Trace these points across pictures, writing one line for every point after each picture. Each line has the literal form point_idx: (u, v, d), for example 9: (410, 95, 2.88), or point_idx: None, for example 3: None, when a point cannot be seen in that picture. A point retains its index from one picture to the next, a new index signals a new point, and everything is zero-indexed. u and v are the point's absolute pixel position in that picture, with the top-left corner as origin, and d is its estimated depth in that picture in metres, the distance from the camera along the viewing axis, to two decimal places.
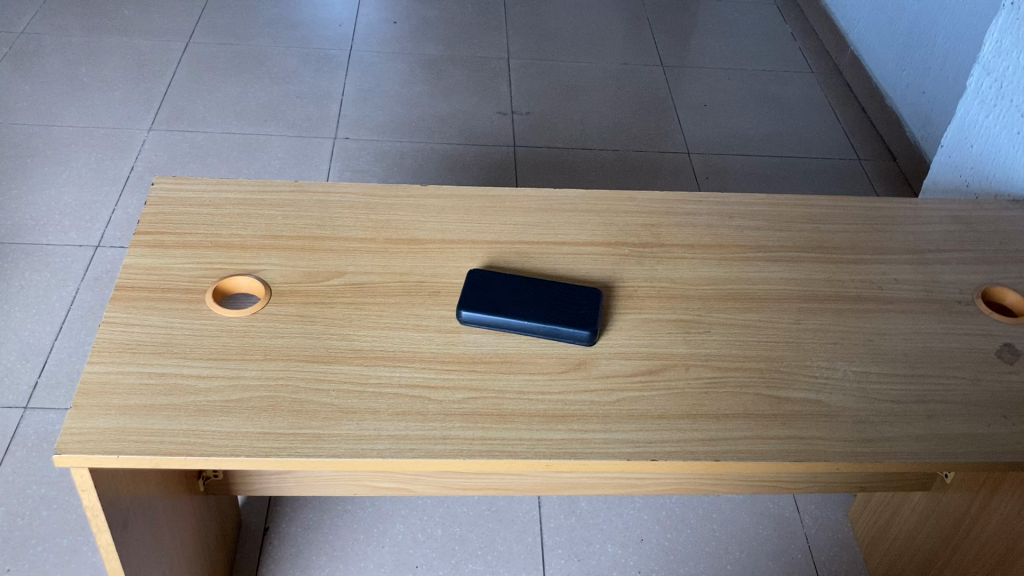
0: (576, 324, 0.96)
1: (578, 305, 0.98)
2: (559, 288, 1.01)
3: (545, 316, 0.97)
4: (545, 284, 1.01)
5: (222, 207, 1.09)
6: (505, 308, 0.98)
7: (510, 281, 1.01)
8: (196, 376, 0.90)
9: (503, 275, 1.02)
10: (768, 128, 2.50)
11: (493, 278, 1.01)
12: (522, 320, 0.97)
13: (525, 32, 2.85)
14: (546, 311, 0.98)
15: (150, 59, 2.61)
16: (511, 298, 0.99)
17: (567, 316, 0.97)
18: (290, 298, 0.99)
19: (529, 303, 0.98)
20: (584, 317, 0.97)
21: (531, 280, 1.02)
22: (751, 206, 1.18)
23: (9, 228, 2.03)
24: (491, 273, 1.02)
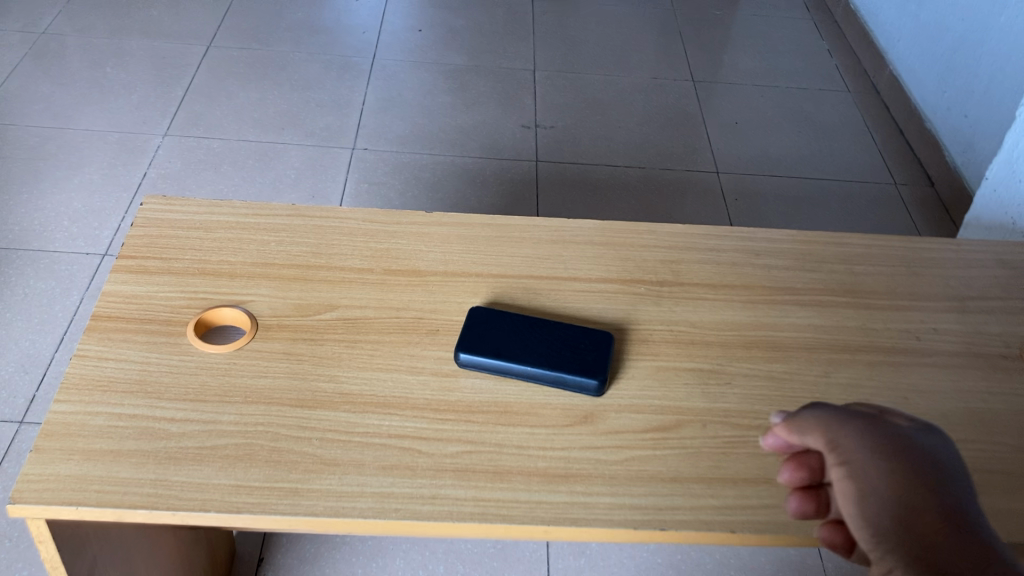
0: (581, 371, 0.88)
1: (585, 351, 0.90)
2: (566, 330, 0.93)
3: (550, 362, 0.89)
4: (550, 325, 0.93)
5: (212, 230, 1.02)
6: (505, 351, 0.90)
7: (514, 321, 0.93)
8: (169, 419, 0.83)
9: (506, 314, 0.94)
10: (802, 148, 2.41)
11: (495, 318, 0.93)
12: (524, 364, 0.89)
13: (552, 43, 2.78)
14: (550, 356, 0.90)
15: (170, 63, 2.56)
16: (513, 340, 0.91)
17: (573, 362, 0.89)
18: (277, 334, 0.92)
19: (533, 347, 0.91)
20: (591, 364, 0.89)
21: (537, 321, 0.94)
22: (780, 244, 1.09)
23: (16, 234, 1.98)
24: (495, 312, 0.94)
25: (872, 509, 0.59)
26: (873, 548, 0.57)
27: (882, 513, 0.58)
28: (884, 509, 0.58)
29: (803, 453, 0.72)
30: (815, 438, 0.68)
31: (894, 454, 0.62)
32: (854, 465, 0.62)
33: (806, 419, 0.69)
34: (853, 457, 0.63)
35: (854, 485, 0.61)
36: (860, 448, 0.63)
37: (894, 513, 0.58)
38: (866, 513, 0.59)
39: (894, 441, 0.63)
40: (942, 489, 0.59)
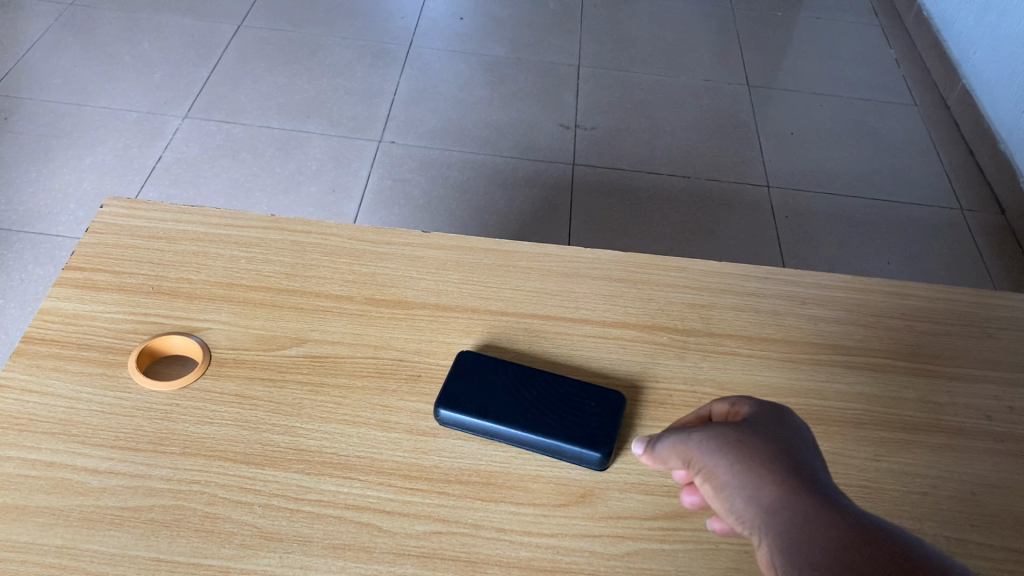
0: (584, 442, 0.74)
1: (591, 415, 0.76)
2: (571, 386, 0.78)
3: (546, 426, 0.75)
4: (553, 379, 0.79)
5: (175, 242, 0.90)
6: (496, 410, 0.76)
7: (511, 372, 0.79)
8: (90, 470, 0.70)
9: (502, 362, 0.80)
10: (861, 165, 2.23)
11: (488, 367, 0.79)
12: (517, 429, 0.75)
13: (600, 38, 2.62)
14: (548, 420, 0.76)
15: (199, 41, 2.45)
16: (506, 397, 0.77)
17: (575, 430, 0.75)
18: (233, 371, 0.79)
19: (529, 407, 0.77)
20: (596, 433, 0.75)
21: (538, 372, 0.80)
22: (830, 289, 0.94)
23: (20, 214, 1.89)
24: (489, 359, 0.80)
25: (740, 499, 0.56)
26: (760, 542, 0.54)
27: (755, 508, 0.55)
28: (749, 497, 0.55)
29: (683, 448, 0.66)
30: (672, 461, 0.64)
31: (749, 439, 0.59)
32: (710, 467, 0.59)
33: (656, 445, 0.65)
34: (707, 456, 0.59)
35: (717, 483, 0.58)
36: (705, 450, 0.60)
37: (767, 497, 0.54)
38: (735, 505, 0.56)
39: (748, 428, 0.60)
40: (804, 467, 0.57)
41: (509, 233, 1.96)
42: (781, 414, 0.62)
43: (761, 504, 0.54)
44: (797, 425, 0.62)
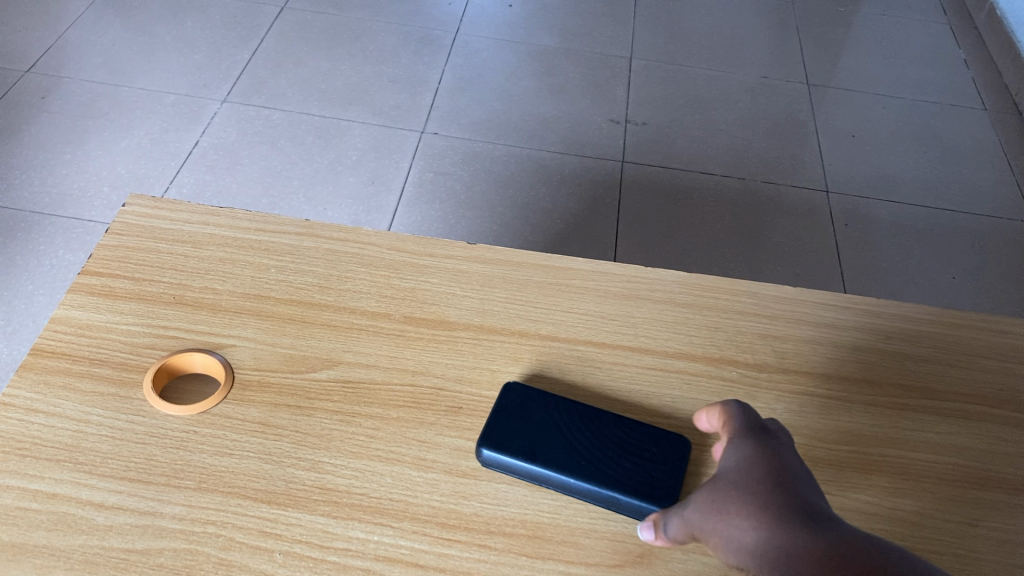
0: (648, 497, 0.66)
1: (656, 466, 0.68)
2: (632, 430, 0.70)
3: (601, 474, 0.67)
4: (611, 421, 0.71)
5: (201, 247, 0.83)
6: (547, 454, 0.68)
7: (564, 412, 0.71)
8: (95, 505, 0.64)
9: (554, 399, 0.72)
10: (927, 171, 2.11)
11: (537, 404, 0.71)
12: (571, 477, 0.67)
13: (653, 30, 2.51)
14: (606, 469, 0.67)
15: (241, 22, 2.38)
16: (559, 438, 0.69)
17: (637, 483, 0.66)
18: (256, 394, 0.72)
19: (585, 452, 0.68)
20: (661, 488, 0.66)
21: (594, 412, 0.71)
22: (917, 323, 0.85)
23: (52, 197, 1.84)
24: (538, 394, 0.72)
25: (730, 550, 0.55)
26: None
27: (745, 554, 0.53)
28: (737, 545, 0.54)
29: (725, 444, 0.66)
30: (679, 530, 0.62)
31: (730, 486, 0.58)
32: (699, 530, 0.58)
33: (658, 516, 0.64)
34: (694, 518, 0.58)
35: (710, 543, 0.57)
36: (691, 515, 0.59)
37: (753, 539, 0.53)
38: (728, 558, 0.55)
39: (731, 472, 0.60)
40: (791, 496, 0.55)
41: (553, 233, 1.87)
42: (764, 445, 0.62)
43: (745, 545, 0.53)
44: (781, 453, 0.61)
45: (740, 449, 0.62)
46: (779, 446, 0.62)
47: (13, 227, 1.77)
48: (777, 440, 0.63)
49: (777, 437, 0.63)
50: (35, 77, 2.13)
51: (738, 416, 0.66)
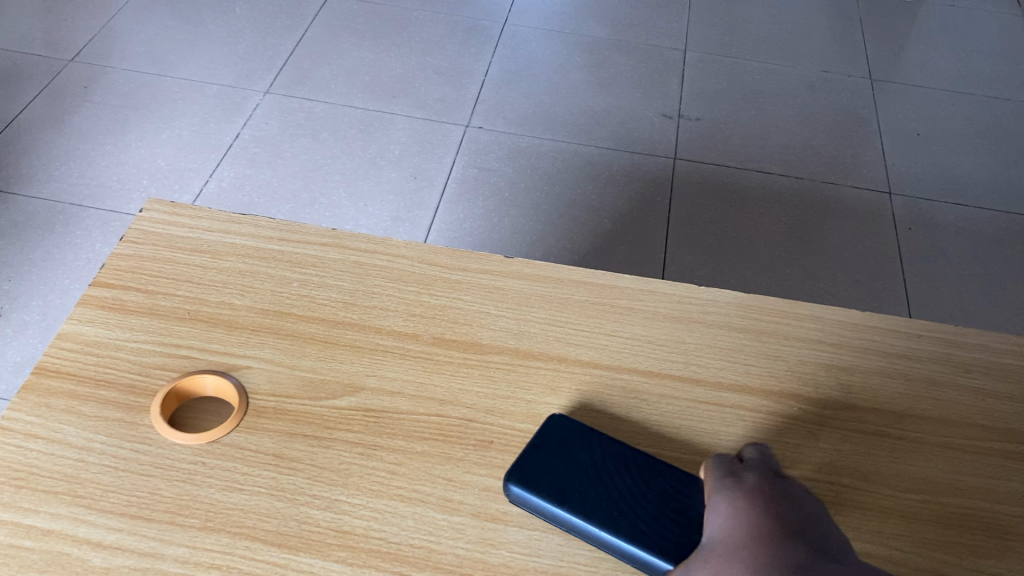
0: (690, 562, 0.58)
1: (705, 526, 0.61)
2: (682, 483, 0.63)
3: (635, 532, 0.60)
4: (660, 469, 0.64)
5: (220, 258, 0.78)
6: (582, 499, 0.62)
7: (610, 455, 0.65)
8: (93, 544, 0.59)
9: (601, 439, 0.66)
10: (998, 172, 1.99)
11: (581, 442, 0.65)
12: (604, 531, 0.60)
13: (708, 21, 2.42)
14: (646, 525, 0.60)
15: (286, 12, 2.34)
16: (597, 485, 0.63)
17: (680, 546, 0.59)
18: (271, 423, 0.66)
19: (624, 504, 0.62)
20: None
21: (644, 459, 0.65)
22: (1000, 356, 0.76)
23: (92, 189, 1.82)
24: (585, 431, 0.66)
25: None
26: None
27: None
28: None
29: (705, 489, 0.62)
30: None
31: (720, 547, 0.55)
32: None
33: None
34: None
35: None
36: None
37: None
38: None
39: (718, 532, 0.57)
40: (781, 546, 0.52)
41: (601, 233, 1.80)
42: (743, 490, 0.59)
43: None
44: (761, 494, 0.58)
45: (720, 500, 0.59)
46: (759, 486, 0.59)
47: (51, 220, 1.74)
48: (755, 478, 0.60)
49: (755, 476, 0.60)
50: (78, 67, 2.11)
51: (715, 464, 0.63)
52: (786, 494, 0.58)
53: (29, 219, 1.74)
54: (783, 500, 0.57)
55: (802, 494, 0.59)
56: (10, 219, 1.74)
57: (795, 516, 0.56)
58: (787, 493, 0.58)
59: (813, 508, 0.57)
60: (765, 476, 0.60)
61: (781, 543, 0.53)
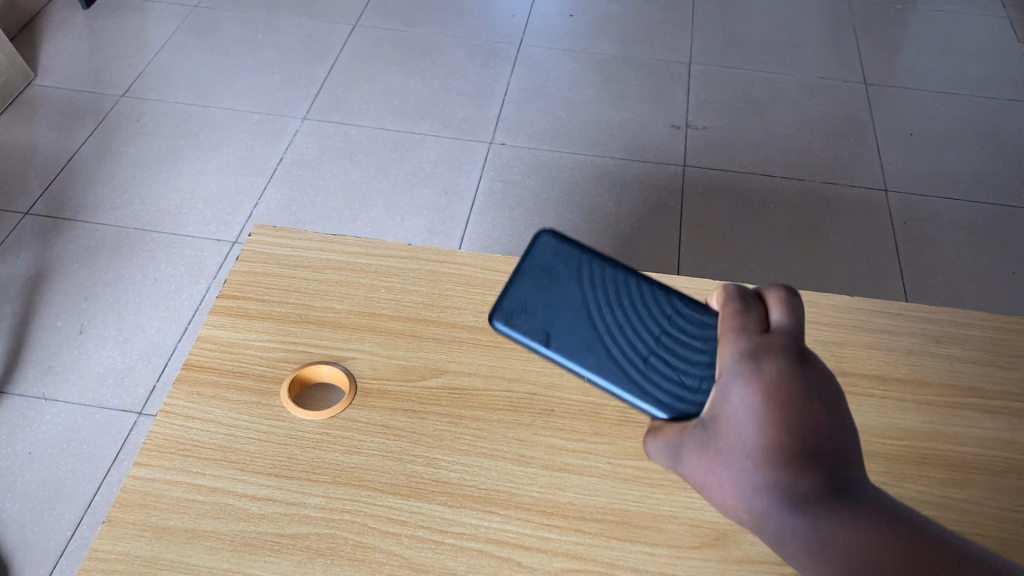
0: (668, 402, 0.61)
1: (692, 363, 0.63)
2: (672, 318, 0.67)
3: (604, 360, 0.66)
4: (652, 299, 0.69)
5: (319, 271, 0.95)
6: (560, 334, 0.67)
7: (599, 285, 0.70)
8: (250, 496, 0.75)
9: (587, 267, 0.71)
10: (985, 168, 2.15)
11: (564, 274, 0.70)
12: (568, 360, 0.66)
13: (712, 35, 2.57)
14: (616, 353, 0.66)
15: (316, 41, 2.45)
16: (582, 318, 0.68)
17: (664, 386, 0.62)
18: (376, 401, 0.83)
19: (599, 331, 0.67)
20: (689, 391, 0.61)
21: (635, 291, 0.69)
22: (966, 327, 0.92)
23: (151, 215, 1.92)
24: (571, 258, 0.71)
25: (748, 512, 0.46)
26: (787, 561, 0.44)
27: (773, 527, 0.45)
28: (757, 511, 0.46)
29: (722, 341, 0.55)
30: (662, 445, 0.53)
31: (740, 433, 0.48)
32: (709, 478, 0.49)
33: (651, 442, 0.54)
34: (703, 465, 0.49)
35: (717, 492, 0.48)
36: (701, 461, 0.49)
37: (784, 513, 0.44)
38: (746, 519, 0.46)
39: (737, 411, 0.49)
40: (799, 472, 0.45)
41: (619, 237, 1.96)
42: (763, 378, 0.50)
43: (773, 521, 0.45)
44: (785, 388, 0.49)
45: (744, 371, 0.51)
46: (783, 373, 0.50)
47: (118, 244, 1.84)
48: (779, 363, 0.51)
49: (780, 359, 0.51)
50: (129, 101, 2.22)
51: (737, 334, 0.54)
52: (815, 391, 0.49)
53: (99, 244, 1.84)
54: (808, 399, 0.49)
55: (831, 388, 0.50)
56: (81, 244, 1.84)
57: (821, 426, 0.47)
58: (816, 389, 0.49)
59: (842, 412, 0.49)
60: (791, 359, 0.51)
61: (800, 466, 0.45)
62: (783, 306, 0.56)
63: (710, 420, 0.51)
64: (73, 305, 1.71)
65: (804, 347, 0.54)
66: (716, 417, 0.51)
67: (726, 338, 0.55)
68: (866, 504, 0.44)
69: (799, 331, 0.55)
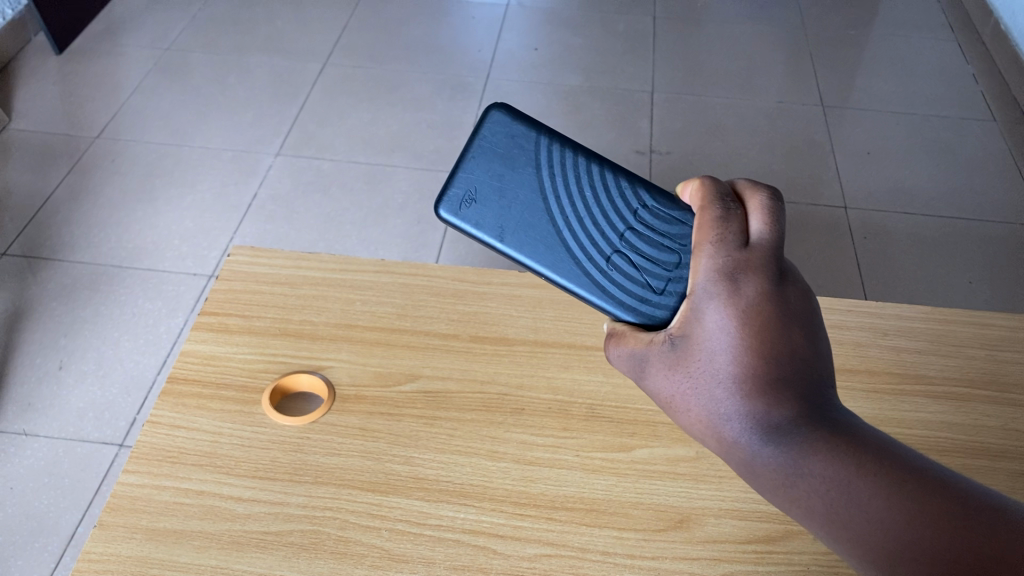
0: (629, 303, 0.65)
1: (648, 259, 0.67)
2: (637, 214, 0.70)
3: (556, 257, 0.69)
4: (611, 190, 0.71)
5: (297, 287, 0.99)
6: (521, 226, 0.70)
7: (559, 176, 0.71)
8: (235, 498, 0.78)
9: (547, 155, 0.72)
10: (939, 183, 2.22)
11: (524, 162, 0.72)
12: (522, 257, 0.69)
13: (673, 64, 2.65)
14: (570, 248, 0.69)
15: (287, 80, 2.50)
16: (542, 210, 0.70)
17: (627, 287, 0.66)
18: (355, 406, 0.87)
19: (554, 224, 0.70)
20: (652, 292, 0.65)
21: (597, 181, 0.71)
22: (911, 321, 0.98)
23: (129, 251, 1.92)
24: (528, 143, 0.73)
25: (723, 438, 0.52)
26: (758, 485, 0.51)
27: (747, 459, 0.51)
28: (732, 441, 0.51)
29: (696, 250, 0.56)
30: (635, 355, 0.59)
31: (714, 359, 0.52)
32: (684, 399, 0.54)
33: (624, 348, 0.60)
34: (679, 387, 0.54)
35: (693, 412, 0.53)
36: (676, 382, 0.54)
37: (758, 450, 0.50)
38: (720, 444, 0.52)
39: (712, 335, 0.53)
40: (772, 407, 0.50)
41: None
42: (742, 302, 0.52)
43: (746, 454, 0.51)
44: (763, 315, 0.52)
45: (720, 293, 0.53)
46: (761, 297, 0.52)
47: (96, 280, 1.85)
48: (758, 283, 0.53)
49: (759, 280, 0.53)
50: (104, 143, 2.24)
51: (716, 245, 0.55)
52: (790, 313, 0.52)
53: (76, 281, 1.84)
54: (784, 324, 0.52)
55: (804, 307, 0.53)
56: (58, 283, 1.84)
57: (796, 354, 0.51)
58: (792, 312, 0.52)
59: (813, 328, 0.53)
60: (768, 277, 0.53)
61: (772, 399, 0.50)
62: (762, 216, 0.56)
63: (685, 335, 0.55)
64: (52, 342, 1.71)
65: (781, 257, 0.55)
66: (692, 337, 0.54)
67: (701, 250, 0.56)
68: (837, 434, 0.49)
69: (777, 238, 0.56)
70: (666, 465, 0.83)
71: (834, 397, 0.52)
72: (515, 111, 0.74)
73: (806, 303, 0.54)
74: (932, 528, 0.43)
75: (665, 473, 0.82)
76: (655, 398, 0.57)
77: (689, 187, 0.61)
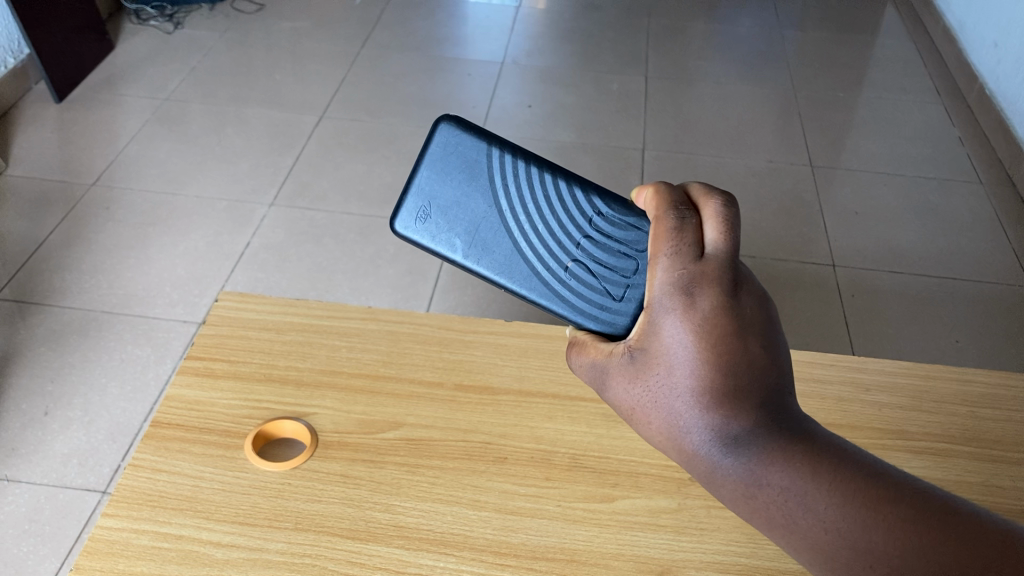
0: (587, 312, 0.67)
1: (603, 267, 0.68)
2: (591, 222, 0.70)
3: (512, 270, 0.71)
4: (564, 196, 0.71)
5: (282, 332, 1.00)
6: (479, 238, 0.72)
7: (512, 188, 0.71)
8: (214, 543, 0.78)
9: (500, 165, 0.72)
10: (926, 243, 2.25)
11: (477, 173, 0.72)
12: (480, 270, 0.72)
13: (664, 122, 2.69)
14: (527, 260, 0.71)
15: (283, 132, 2.53)
16: (498, 223, 0.72)
17: (585, 296, 0.68)
18: (336, 452, 0.87)
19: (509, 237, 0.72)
20: (610, 299, 0.66)
21: (552, 189, 0.71)
22: (895, 377, 0.99)
23: (119, 297, 1.93)
24: (479, 154, 0.72)
25: (685, 450, 0.52)
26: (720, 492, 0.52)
27: (708, 472, 0.51)
28: (694, 454, 0.52)
29: (654, 262, 0.55)
30: (598, 367, 0.59)
31: (674, 373, 0.52)
32: (646, 411, 0.54)
33: (590, 361, 0.60)
34: (641, 401, 0.55)
35: (654, 423, 0.54)
36: (639, 397, 0.55)
37: (719, 465, 0.50)
38: (682, 453, 0.53)
39: (672, 349, 0.53)
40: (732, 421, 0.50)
41: None
42: (698, 316, 0.52)
43: (706, 464, 0.51)
44: (719, 328, 0.51)
45: (678, 308, 0.53)
46: (716, 310, 0.52)
47: (85, 327, 1.84)
48: (713, 294, 0.52)
49: (715, 293, 0.52)
50: (100, 190, 2.25)
51: (671, 257, 0.54)
52: (747, 324, 0.52)
53: (66, 327, 1.84)
54: (741, 334, 0.51)
55: (761, 316, 0.53)
56: (47, 327, 1.84)
57: (754, 365, 0.51)
58: (748, 321, 0.52)
59: (769, 335, 0.53)
60: (723, 288, 0.53)
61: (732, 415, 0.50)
62: (717, 224, 0.55)
63: (643, 348, 0.55)
64: (39, 387, 1.70)
65: (738, 266, 0.54)
66: (651, 351, 0.54)
67: (661, 261, 0.55)
68: (795, 443, 0.50)
69: (732, 246, 0.54)
70: (647, 517, 0.83)
71: (793, 403, 0.52)
72: (464, 118, 0.73)
73: (762, 310, 0.53)
74: (886, 535, 0.46)
75: (646, 525, 0.82)
76: (619, 409, 0.58)
77: (645, 192, 0.60)
